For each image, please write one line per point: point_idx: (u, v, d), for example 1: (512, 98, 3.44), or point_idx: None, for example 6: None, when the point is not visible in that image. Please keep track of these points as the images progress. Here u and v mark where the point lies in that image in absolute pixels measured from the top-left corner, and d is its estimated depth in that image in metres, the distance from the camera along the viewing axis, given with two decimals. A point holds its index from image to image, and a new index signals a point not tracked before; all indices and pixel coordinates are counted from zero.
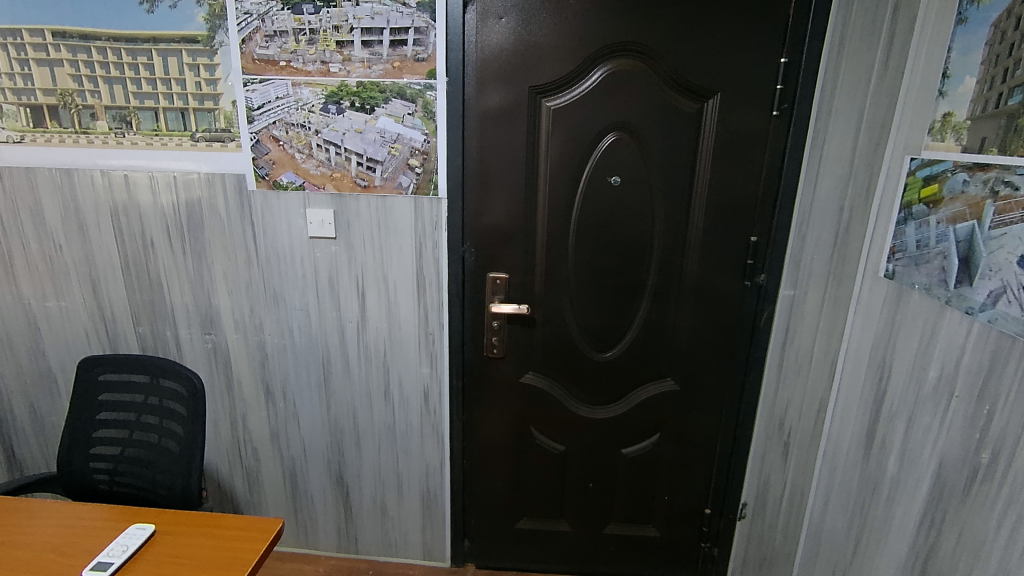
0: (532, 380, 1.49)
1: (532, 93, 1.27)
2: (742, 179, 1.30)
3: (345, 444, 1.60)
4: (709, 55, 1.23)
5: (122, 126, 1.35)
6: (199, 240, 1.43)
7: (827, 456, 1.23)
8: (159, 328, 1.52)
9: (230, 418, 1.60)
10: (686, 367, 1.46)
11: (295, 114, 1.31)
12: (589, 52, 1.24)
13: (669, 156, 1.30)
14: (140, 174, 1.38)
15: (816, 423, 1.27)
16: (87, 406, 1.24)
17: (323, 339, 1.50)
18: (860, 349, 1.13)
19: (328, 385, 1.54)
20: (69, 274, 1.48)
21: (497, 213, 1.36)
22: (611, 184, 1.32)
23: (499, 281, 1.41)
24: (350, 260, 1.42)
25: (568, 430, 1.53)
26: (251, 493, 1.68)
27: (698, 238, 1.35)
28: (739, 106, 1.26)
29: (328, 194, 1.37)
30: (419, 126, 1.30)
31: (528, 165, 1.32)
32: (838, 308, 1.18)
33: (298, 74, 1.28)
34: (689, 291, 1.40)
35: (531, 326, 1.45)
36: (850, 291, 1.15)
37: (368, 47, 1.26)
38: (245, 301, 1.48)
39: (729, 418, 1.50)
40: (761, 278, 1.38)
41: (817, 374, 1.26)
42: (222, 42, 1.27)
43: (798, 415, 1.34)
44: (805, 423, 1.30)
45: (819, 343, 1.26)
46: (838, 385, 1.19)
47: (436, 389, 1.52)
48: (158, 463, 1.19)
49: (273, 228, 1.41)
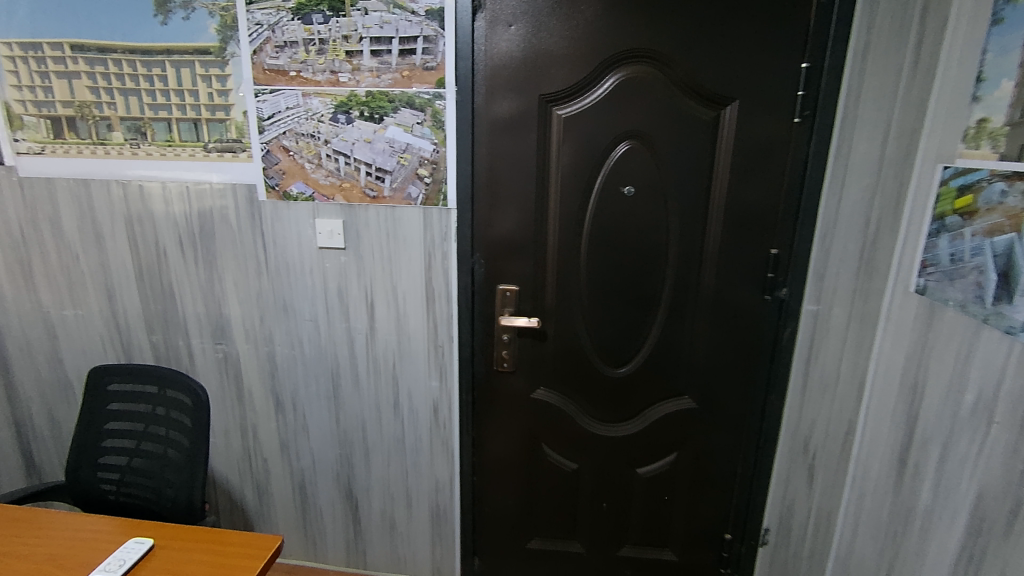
0: (543, 395, 1.44)
1: (543, 101, 1.24)
2: (762, 188, 1.24)
3: (354, 456, 1.58)
4: (727, 61, 1.18)
5: (137, 137, 1.36)
6: (211, 250, 1.43)
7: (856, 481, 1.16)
8: (171, 337, 1.52)
9: (240, 428, 1.59)
10: (704, 385, 1.39)
11: (305, 124, 1.31)
12: (601, 58, 1.20)
13: (684, 165, 1.25)
14: (154, 184, 1.39)
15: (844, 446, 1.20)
16: (96, 416, 1.24)
17: (332, 351, 1.49)
18: (890, 369, 1.07)
19: (337, 397, 1.53)
20: (85, 283, 1.50)
21: (507, 224, 1.33)
22: (624, 194, 1.28)
23: (509, 293, 1.37)
24: (359, 270, 1.41)
25: (581, 447, 1.47)
26: (261, 505, 1.67)
27: (716, 250, 1.29)
28: (758, 113, 1.20)
29: (337, 205, 1.36)
30: (429, 136, 1.28)
31: (538, 175, 1.29)
32: (867, 324, 1.13)
33: (307, 84, 1.28)
34: (707, 305, 1.33)
35: (542, 339, 1.40)
36: (879, 306, 1.09)
37: (377, 56, 1.25)
38: (255, 311, 1.47)
39: (751, 438, 1.43)
40: (783, 292, 1.30)
41: (845, 393, 1.20)
42: (234, 53, 1.28)
43: (823, 436, 1.27)
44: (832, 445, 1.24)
45: (847, 360, 1.20)
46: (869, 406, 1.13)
47: (446, 403, 1.49)
48: (163, 475, 1.18)
49: (283, 238, 1.40)
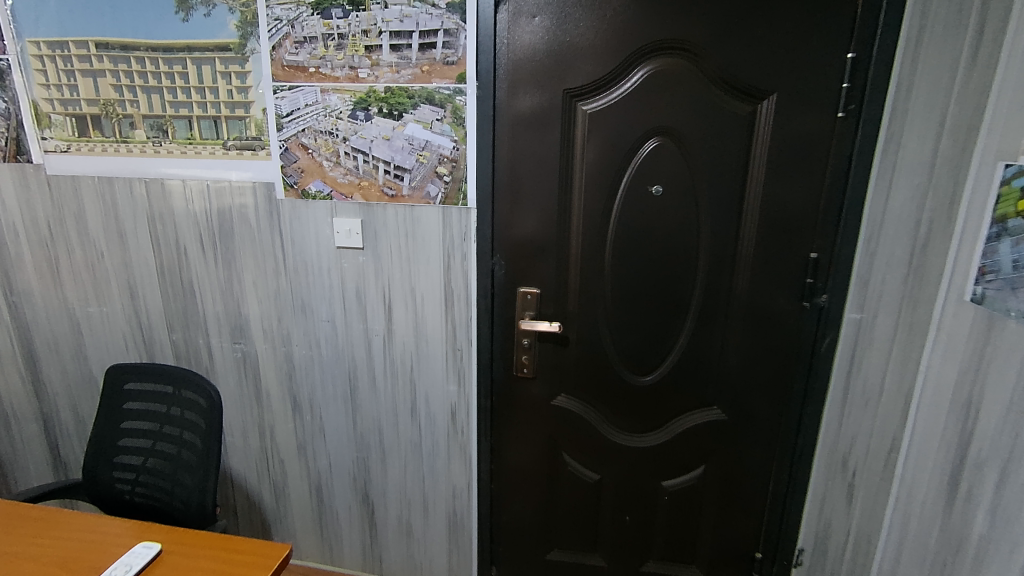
0: (564, 403, 1.38)
1: (567, 96, 1.19)
2: (801, 188, 1.16)
3: (371, 460, 1.55)
4: (764, 53, 1.11)
5: (159, 135, 1.36)
6: (230, 249, 1.42)
7: (901, 501, 1.08)
8: (192, 336, 1.52)
9: (258, 428, 1.58)
10: (735, 397, 1.32)
11: (323, 122, 1.28)
12: (629, 51, 1.14)
13: (717, 164, 1.18)
14: (175, 182, 1.39)
15: (887, 464, 1.12)
16: (114, 414, 1.23)
17: (350, 352, 1.46)
18: (941, 384, 0.98)
19: (354, 400, 1.50)
20: (109, 280, 1.51)
21: (528, 225, 1.28)
22: (652, 194, 1.22)
23: (530, 296, 1.31)
24: (377, 271, 1.38)
25: (603, 458, 1.41)
26: (278, 506, 1.65)
27: (750, 254, 1.22)
28: (798, 108, 1.12)
29: (355, 204, 1.33)
30: (448, 133, 1.24)
31: (561, 173, 1.23)
32: (915, 335, 1.04)
33: (326, 80, 1.25)
34: (739, 312, 1.26)
35: (564, 345, 1.34)
36: (929, 315, 1.01)
37: (397, 51, 1.21)
38: (274, 311, 1.46)
39: (785, 453, 1.34)
40: (823, 299, 1.22)
41: (890, 407, 1.11)
42: (253, 49, 1.26)
43: (864, 453, 1.19)
44: (874, 463, 1.15)
45: (892, 372, 1.11)
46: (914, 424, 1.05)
47: (464, 408, 1.45)
48: (176, 476, 1.17)
49: (301, 238, 1.38)
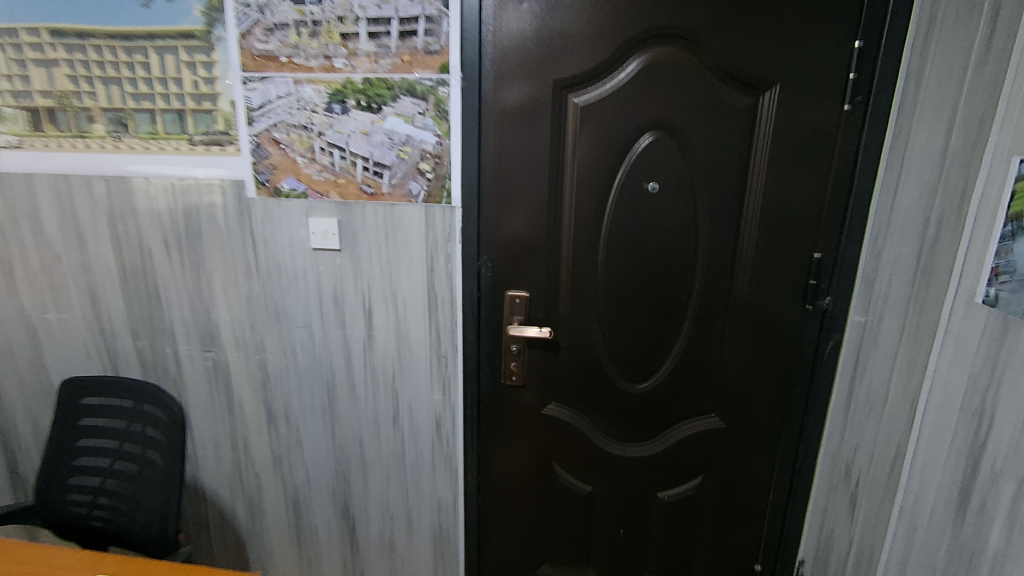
0: (555, 412, 1.31)
1: (557, 87, 1.12)
2: (804, 186, 1.11)
3: (352, 473, 1.47)
4: (765, 42, 1.05)
5: (119, 129, 1.26)
6: (198, 251, 1.33)
7: (906, 511, 1.03)
8: (159, 344, 1.43)
9: (231, 440, 1.49)
10: (735, 404, 1.26)
11: (297, 115, 1.20)
12: (624, 39, 1.08)
13: (716, 160, 1.12)
14: (138, 180, 1.30)
15: (891, 473, 1.06)
16: (68, 432, 1.14)
17: (328, 361, 1.38)
18: (950, 390, 0.93)
19: (334, 410, 1.42)
20: (68, 285, 1.41)
21: (517, 225, 1.20)
22: (648, 191, 1.15)
23: (519, 300, 1.24)
24: (356, 274, 1.30)
25: (597, 469, 1.34)
26: (253, 522, 1.56)
27: (751, 255, 1.16)
28: (801, 101, 1.07)
29: (332, 203, 1.25)
30: (431, 127, 1.17)
31: (552, 170, 1.16)
32: (920, 339, 0.99)
33: (300, 70, 1.17)
34: (739, 315, 1.20)
35: (555, 351, 1.27)
36: (936, 318, 0.96)
37: (375, 39, 1.13)
38: (246, 317, 1.37)
39: (786, 462, 1.28)
40: (826, 302, 1.16)
41: (894, 414, 1.06)
42: (220, 37, 1.17)
43: (867, 462, 1.13)
44: (878, 473, 1.10)
45: (897, 378, 1.05)
46: (920, 432, 1.00)
47: (449, 418, 1.37)
48: (137, 499, 1.09)
49: (274, 239, 1.29)
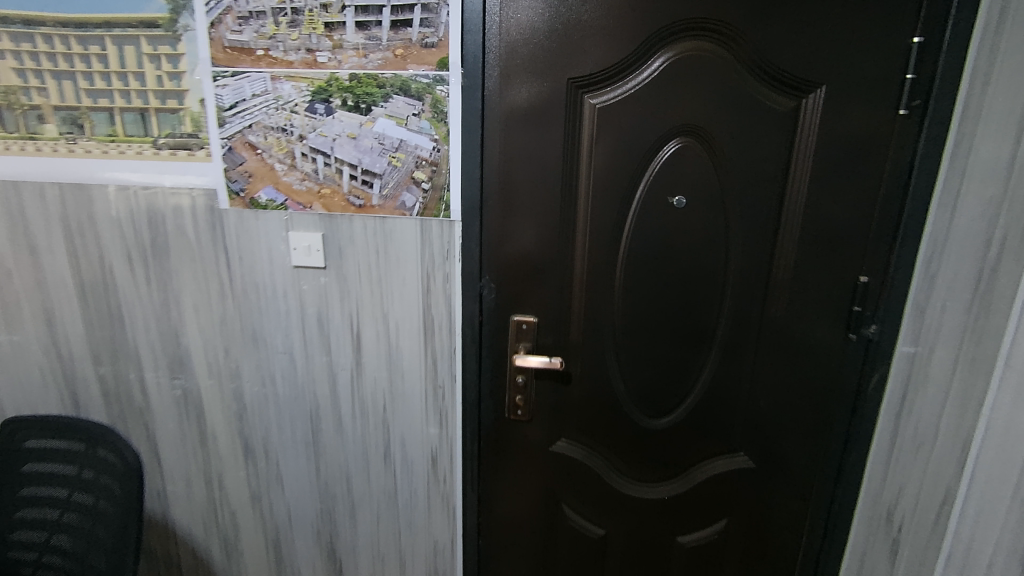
0: (564, 449, 1.18)
1: (571, 87, 0.98)
2: (849, 200, 0.98)
3: (338, 512, 1.33)
4: (810, 37, 0.92)
5: (74, 130, 1.12)
6: (164, 267, 1.18)
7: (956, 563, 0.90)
8: (122, 370, 1.28)
9: (204, 475, 1.35)
10: (765, 442, 1.13)
11: (274, 116, 1.06)
12: (648, 33, 0.94)
13: (750, 170, 0.99)
14: (97, 187, 1.15)
15: (938, 518, 0.94)
16: (8, 479, 0.99)
17: (311, 390, 1.24)
18: (1012, 431, 0.81)
19: (318, 444, 1.28)
20: (20, 304, 1.26)
21: (524, 242, 1.07)
22: (673, 205, 1.02)
23: (525, 326, 1.11)
24: (342, 294, 1.16)
25: (610, 511, 1.21)
26: (229, 564, 1.42)
27: (787, 278, 1.03)
28: (849, 104, 0.94)
29: (315, 215, 1.11)
30: (427, 130, 1.03)
31: (564, 180, 1.03)
32: (977, 371, 0.87)
33: (277, 65, 1.03)
34: (772, 344, 1.07)
35: (565, 382, 1.14)
36: (996, 349, 0.84)
37: (364, 31, 0.99)
38: (219, 341, 1.22)
39: (820, 506, 1.15)
40: (872, 330, 1.03)
41: (943, 455, 0.94)
42: (187, 26, 1.02)
43: (912, 507, 1.00)
44: (922, 520, 0.97)
45: (948, 416, 0.93)
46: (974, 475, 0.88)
47: (446, 453, 1.24)
48: (86, 557, 0.94)
49: (250, 254, 1.15)
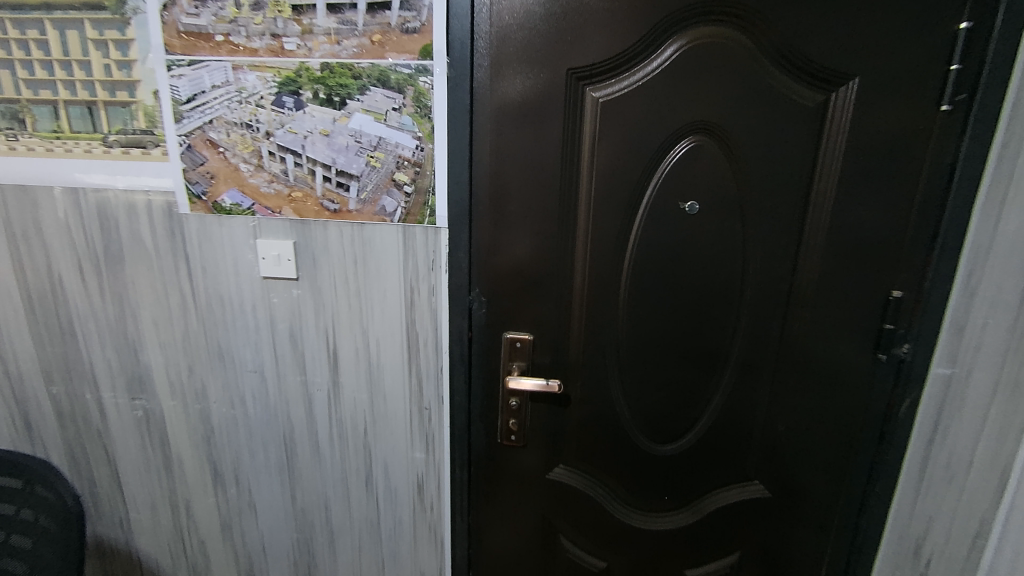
0: (563, 476, 1.07)
1: (571, 79, 0.87)
2: (881, 206, 0.88)
3: (316, 542, 1.22)
4: (842, 23, 0.81)
5: (14, 126, 1.00)
6: (120, 278, 1.07)
7: None
8: (77, 390, 1.17)
9: (169, 502, 1.23)
10: (782, 469, 1.03)
11: (237, 110, 0.94)
12: (658, 18, 0.83)
13: (771, 172, 0.88)
14: (41, 190, 1.02)
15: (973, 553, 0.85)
16: None
17: (284, 412, 1.13)
18: None
19: (293, 470, 1.17)
20: None
21: (518, 251, 0.96)
22: (684, 211, 0.91)
23: (519, 343, 1.00)
24: (317, 308, 1.05)
25: (613, 543, 1.11)
26: None
27: (810, 291, 0.93)
28: (884, 99, 0.83)
29: (286, 221, 1.00)
30: (409, 127, 0.92)
31: (562, 183, 0.92)
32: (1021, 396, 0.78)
33: (240, 53, 0.91)
34: (792, 364, 0.97)
35: (563, 405, 1.03)
36: None
37: (337, 14, 0.88)
38: (182, 359, 1.11)
39: (842, 539, 1.05)
40: (904, 349, 0.93)
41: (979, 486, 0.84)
42: (136, 9, 0.91)
43: (943, 540, 0.91)
44: (952, 556, 0.88)
45: (986, 443, 0.84)
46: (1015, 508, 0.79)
47: (434, 480, 1.14)
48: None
49: (214, 265, 1.04)
